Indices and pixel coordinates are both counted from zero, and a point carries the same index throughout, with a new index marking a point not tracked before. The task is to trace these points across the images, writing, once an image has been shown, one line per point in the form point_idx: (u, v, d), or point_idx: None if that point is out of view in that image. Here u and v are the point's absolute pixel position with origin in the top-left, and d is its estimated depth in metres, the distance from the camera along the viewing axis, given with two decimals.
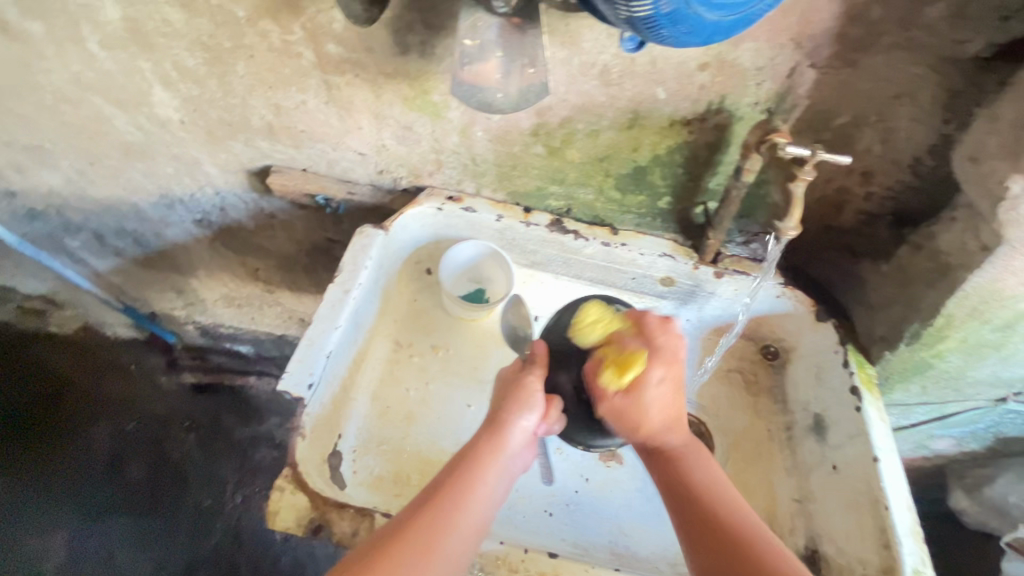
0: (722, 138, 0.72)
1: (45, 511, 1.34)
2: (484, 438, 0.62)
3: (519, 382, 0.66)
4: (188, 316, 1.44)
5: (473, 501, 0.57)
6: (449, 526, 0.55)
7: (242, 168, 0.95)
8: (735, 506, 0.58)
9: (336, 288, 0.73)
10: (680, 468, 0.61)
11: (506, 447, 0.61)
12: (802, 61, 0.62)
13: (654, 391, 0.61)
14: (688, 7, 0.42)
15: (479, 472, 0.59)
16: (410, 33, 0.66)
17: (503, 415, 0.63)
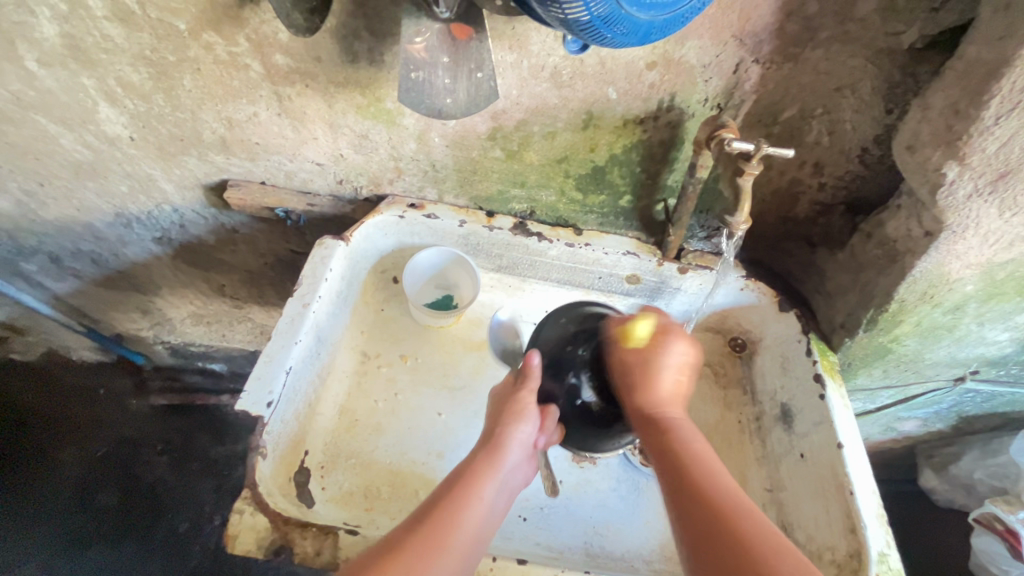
0: (675, 136, 0.73)
1: (11, 545, 1.28)
2: (481, 451, 0.63)
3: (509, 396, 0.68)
4: (155, 336, 1.41)
5: (478, 506, 0.57)
6: (456, 527, 0.55)
7: (199, 183, 0.93)
8: (725, 482, 0.55)
9: (296, 302, 0.71)
10: (677, 443, 0.57)
11: (504, 456, 0.63)
12: (747, 57, 0.63)
13: (671, 358, 0.61)
14: (620, 8, 0.42)
15: (481, 480, 0.60)
16: (357, 41, 0.66)
17: (498, 428, 0.65)
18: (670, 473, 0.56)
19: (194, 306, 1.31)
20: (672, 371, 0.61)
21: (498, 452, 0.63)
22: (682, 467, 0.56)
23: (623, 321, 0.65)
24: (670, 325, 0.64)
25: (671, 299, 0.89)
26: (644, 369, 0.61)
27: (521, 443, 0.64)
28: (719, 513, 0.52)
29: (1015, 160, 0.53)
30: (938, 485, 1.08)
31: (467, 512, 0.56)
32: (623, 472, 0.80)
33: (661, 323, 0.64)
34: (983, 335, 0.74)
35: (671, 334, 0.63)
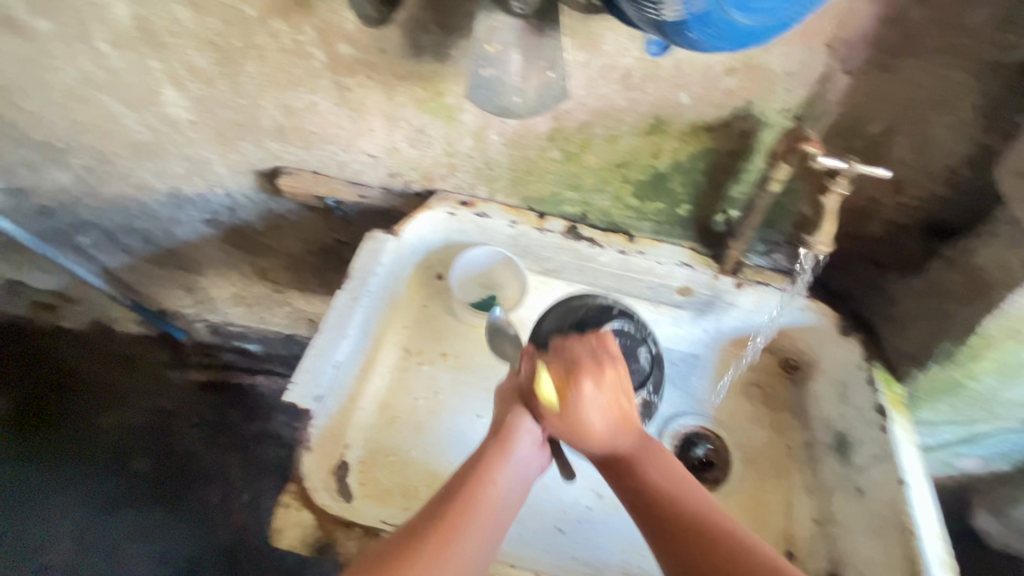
0: (746, 145, 0.69)
1: (54, 503, 1.34)
2: (487, 444, 0.60)
3: (513, 392, 0.65)
4: (197, 314, 1.44)
5: (485, 503, 0.54)
6: (461, 526, 0.52)
7: (252, 169, 0.94)
8: (695, 498, 0.55)
9: (345, 296, 0.71)
10: (641, 476, 0.57)
11: (512, 449, 0.60)
12: (835, 66, 0.59)
13: (593, 396, 0.59)
14: (722, 9, 0.39)
15: (486, 475, 0.57)
16: (424, 34, 0.64)
17: (505, 422, 0.62)
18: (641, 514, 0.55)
19: (237, 287, 1.33)
20: (598, 403, 0.59)
21: (506, 443, 0.60)
22: (649, 499, 0.56)
23: (535, 377, 0.63)
24: (585, 344, 0.62)
25: (722, 315, 0.85)
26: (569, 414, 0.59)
27: (529, 436, 0.62)
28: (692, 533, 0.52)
29: None
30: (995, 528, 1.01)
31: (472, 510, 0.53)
32: None
33: (564, 367, 0.60)
34: None
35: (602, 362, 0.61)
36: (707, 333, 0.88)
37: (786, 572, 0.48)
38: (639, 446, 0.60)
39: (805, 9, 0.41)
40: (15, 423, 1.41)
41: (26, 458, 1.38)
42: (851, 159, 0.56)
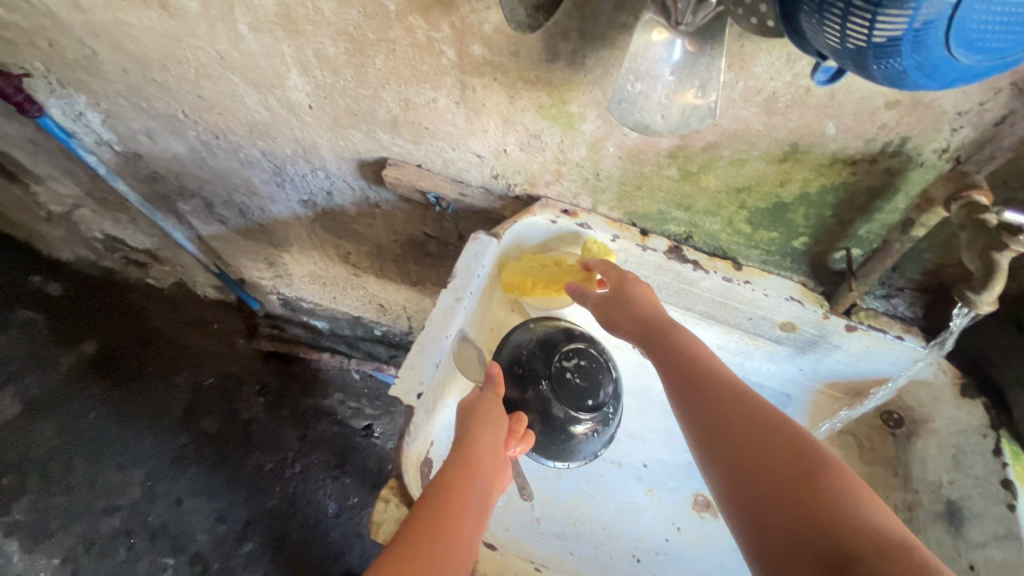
0: (889, 184, 0.64)
1: (124, 450, 1.37)
2: (450, 459, 0.58)
3: (473, 402, 0.65)
4: (274, 287, 1.49)
5: (459, 532, 0.50)
6: (438, 553, 0.47)
7: (358, 157, 0.96)
8: (726, 373, 0.61)
9: (449, 294, 0.71)
10: (674, 340, 0.66)
11: (477, 468, 0.57)
12: (1019, 109, 0.54)
13: (636, 290, 0.73)
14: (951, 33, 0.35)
15: (453, 499, 0.53)
16: (563, 41, 0.63)
17: (467, 438, 0.60)
18: (676, 371, 0.63)
19: (316, 266, 1.38)
20: (647, 297, 0.72)
21: (470, 463, 0.57)
22: (683, 357, 0.64)
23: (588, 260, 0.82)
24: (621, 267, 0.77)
25: (825, 356, 0.80)
26: (625, 293, 0.73)
27: (486, 448, 0.60)
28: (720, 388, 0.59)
29: None
30: None
31: (451, 536, 0.49)
32: None
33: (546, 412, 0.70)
34: None
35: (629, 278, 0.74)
36: (804, 372, 0.84)
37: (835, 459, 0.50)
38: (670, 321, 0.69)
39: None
40: (87, 369, 1.43)
41: (99, 403, 1.40)
42: None
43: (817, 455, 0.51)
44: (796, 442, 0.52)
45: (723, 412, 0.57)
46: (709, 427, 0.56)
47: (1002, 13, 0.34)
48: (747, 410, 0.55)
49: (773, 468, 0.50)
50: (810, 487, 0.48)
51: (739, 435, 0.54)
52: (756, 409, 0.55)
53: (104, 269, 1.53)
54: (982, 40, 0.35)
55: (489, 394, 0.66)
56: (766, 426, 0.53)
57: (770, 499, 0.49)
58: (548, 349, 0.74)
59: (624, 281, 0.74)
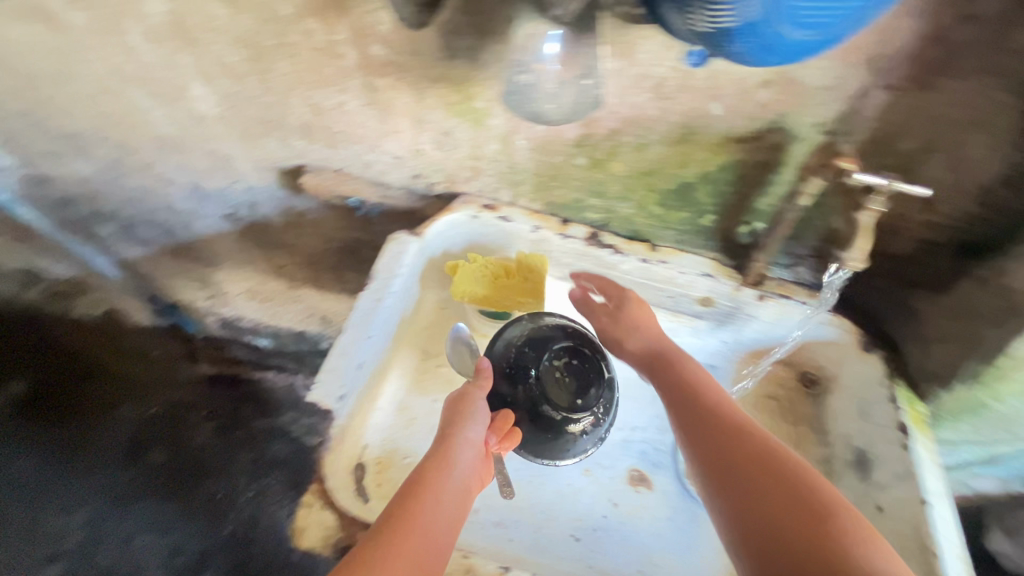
0: (775, 159, 0.69)
1: (69, 490, 1.31)
2: (428, 455, 0.60)
3: (459, 396, 0.65)
4: (211, 307, 1.43)
5: (424, 529, 0.53)
6: (401, 553, 0.50)
7: (276, 166, 0.94)
8: (727, 406, 0.67)
9: (369, 295, 0.71)
10: (676, 373, 0.72)
11: (453, 460, 0.59)
12: (873, 82, 0.59)
13: (639, 319, 0.79)
14: (772, 21, 0.39)
15: (422, 496, 0.55)
16: (459, 37, 0.64)
17: (444, 433, 0.61)
18: (680, 399, 0.69)
19: (252, 281, 1.33)
20: (651, 327, 0.78)
21: (445, 458, 0.59)
22: (688, 388, 0.70)
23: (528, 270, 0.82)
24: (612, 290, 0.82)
25: (743, 326, 0.84)
26: (628, 320, 0.80)
27: (468, 447, 0.60)
28: (722, 421, 0.64)
29: None
30: (1008, 550, 1.01)
31: (412, 533, 0.52)
32: (680, 501, 0.77)
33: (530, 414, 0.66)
34: None
35: (630, 302, 0.80)
36: (726, 344, 0.88)
37: (837, 497, 0.54)
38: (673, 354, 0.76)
39: (857, 21, 0.41)
40: (24, 411, 1.37)
41: (40, 444, 1.35)
42: (891, 176, 0.56)
43: (808, 482, 0.56)
44: (784, 471, 0.57)
45: (725, 442, 0.62)
46: (716, 457, 0.61)
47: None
48: (749, 442, 0.61)
49: (777, 501, 0.55)
50: (812, 514, 0.52)
51: (741, 466, 0.59)
52: (759, 451, 0.60)
53: (19, 304, 1.38)
54: (801, 15, 0.39)
55: (474, 386, 0.66)
56: (764, 457, 0.59)
57: (766, 516, 0.54)
58: (540, 344, 0.70)
59: (625, 305, 0.80)
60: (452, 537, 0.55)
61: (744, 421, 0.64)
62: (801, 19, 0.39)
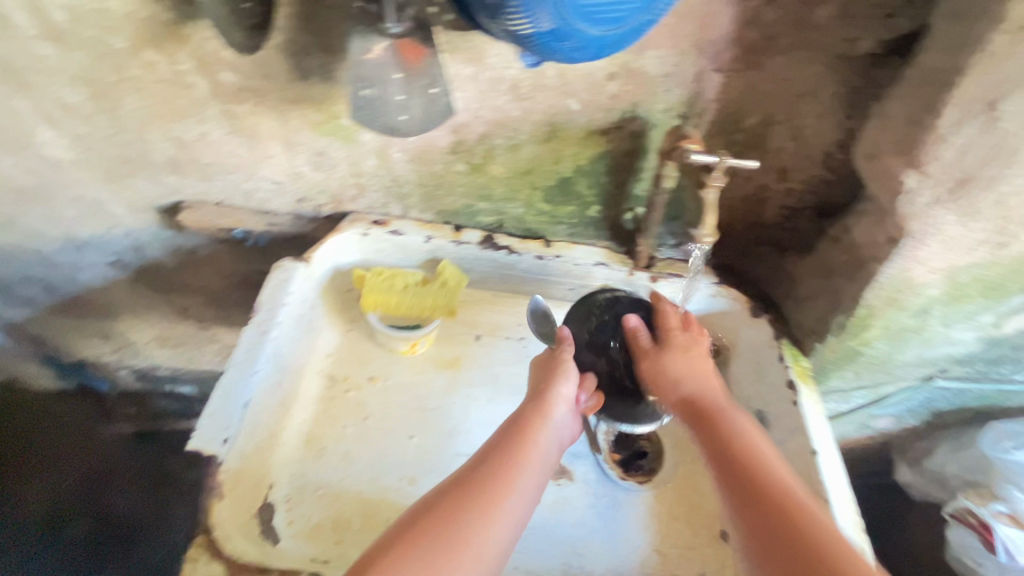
0: (639, 146, 0.72)
1: None
2: (529, 403, 0.64)
3: (552, 356, 0.69)
4: (121, 360, 1.31)
5: (527, 465, 0.58)
6: (506, 483, 0.55)
7: (152, 205, 0.89)
8: (781, 476, 0.55)
9: (252, 330, 0.69)
10: (724, 435, 0.60)
11: (550, 412, 0.63)
12: (707, 66, 0.63)
13: (677, 357, 0.67)
14: (570, 24, 0.41)
15: (528, 436, 0.60)
16: (307, 57, 0.63)
17: (544, 386, 0.65)
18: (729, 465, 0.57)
19: (158, 327, 1.22)
20: (696, 377, 0.66)
21: (543, 408, 0.63)
22: (737, 458, 0.57)
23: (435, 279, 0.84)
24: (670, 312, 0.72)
25: None
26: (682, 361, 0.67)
27: (566, 396, 0.65)
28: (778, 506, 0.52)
29: (974, 168, 0.50)
30: (914, 480, 1.09)
31: (514, 466, 0.57)
32: (600, 487, 0.79)
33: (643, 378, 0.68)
34: (949, 335, 0.72)
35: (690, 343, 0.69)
36: None
37: None
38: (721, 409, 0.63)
39: (654, 14, 0.43)
40: None
41: None
42: (721, 153, 0.59)
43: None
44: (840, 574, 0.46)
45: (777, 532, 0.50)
46: (755, 529, 0.51)
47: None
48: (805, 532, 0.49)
49: None
50: None
51: (793, 554, 0.48)
52: (793, 513, 0.51)
53: None
54: (596, 13, 0.41)
55: (562, 350, 0.69)
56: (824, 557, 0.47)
57: None
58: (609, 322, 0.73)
59: (670, 339, 0.69)
60: (546, 475, 0.60)
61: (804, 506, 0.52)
62: (597, 17, 0.41)
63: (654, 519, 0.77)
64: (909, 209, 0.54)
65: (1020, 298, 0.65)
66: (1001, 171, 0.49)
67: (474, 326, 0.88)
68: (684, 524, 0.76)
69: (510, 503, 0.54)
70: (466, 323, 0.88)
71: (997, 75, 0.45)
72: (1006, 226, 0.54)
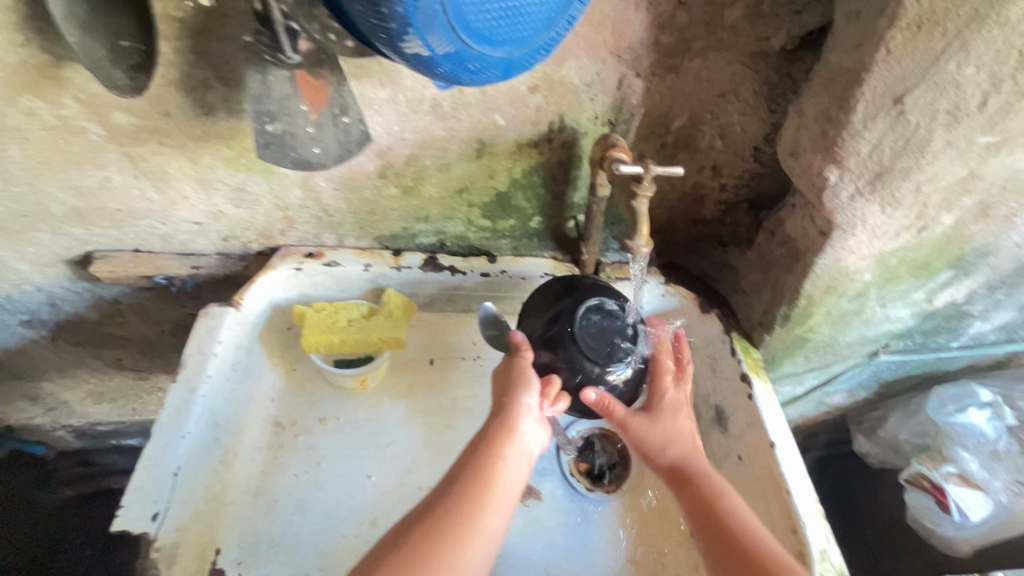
0: (573, 155, 0.70)
1: None
2: (496, 419, 0.60)
3: (515, 363, 0.64)
4: (55, 422, 1.20)
5: (497, 487, 0.54)
6: (476, 510, 0.52)
7: (60, 259, 0.81)
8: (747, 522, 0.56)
9: (181, 388, 0.65)
10: (704, 490, 0.59)
11: (517, 426, 0.59)
12: (628, 72, 0.63)
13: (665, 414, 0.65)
14: (468, 47, 0.39)
15: (497, 454, 0.56)
16: (208, 91, 0.59)
17: (509, 398, 0.61)
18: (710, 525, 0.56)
19: (92, 384, 1.12)
20: (684, 433, 0.64)
21: (509, 421, 0.59)
22: (717, 513, 0.57)
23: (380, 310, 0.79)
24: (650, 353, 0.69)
25: None
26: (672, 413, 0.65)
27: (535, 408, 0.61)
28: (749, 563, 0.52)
29: (888, 160, 0.50)
30: (871, 449, 1.12)
31: (483, 490, 0.54)
32: (569, 503, 0.77)
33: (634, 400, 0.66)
34: (887, 314, 0.75)
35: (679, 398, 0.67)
36: None
37: None
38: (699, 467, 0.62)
39: (555, 34, 0.44)
40: None
41: None
42: (646, 161, 0.58)
43: None
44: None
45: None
46: None
47: (492, 9, 0.39)
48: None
49: None
50: None
51: None
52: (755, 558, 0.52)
53: None
54: (497, 36, 0.40)
55: (520, 356, 0.64)
56: None
57: None
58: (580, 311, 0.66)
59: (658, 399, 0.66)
60: (517, 492, 0.56)
61: (773, 557, 0.52)
62: (496, 39, 0.41)
63: (625, 527, 0.76)
64: (835, 202, 0.55)
65: (946, 274, 0.67)
66: (914, 162, 0.50)
67: (425, 351, 0.84)
68: (656, 529, 0.75)
69: (479, 532, 0.51)
70: (417, 349, 0.84)
71: (900, 71, 0.46)
72: (925, 211, 0.55)
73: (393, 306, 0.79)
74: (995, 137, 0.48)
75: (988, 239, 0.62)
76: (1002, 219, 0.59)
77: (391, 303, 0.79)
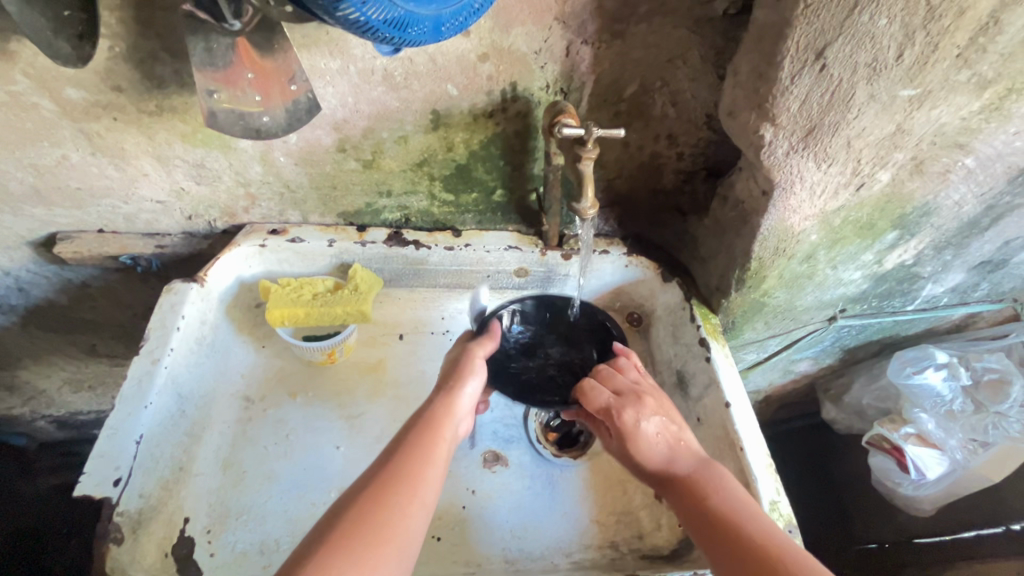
0: (528, 126, 0.72)
1: None
2: (435, 399, 0.61)
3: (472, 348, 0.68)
4: (33, 412, 1.19)
5: (437, 458, 0.55)
6: (418, 478, 0.52)
7: (24, 241, 0.81)
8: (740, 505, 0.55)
9: (143, 361, 0.65)
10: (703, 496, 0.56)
11: (458, 404, 0.61)
12: (575, 39, 0.64)
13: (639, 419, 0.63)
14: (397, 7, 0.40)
15: (437, 430, 0.58)
16: (157, 64, 0.60)
17: (449, 385, 0.63)
18: (705, 536, 0.53)
19: (67, 371, 1.12)
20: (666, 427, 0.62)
21: (451, 398, 0.61)
22: (718, 524, 0.53)
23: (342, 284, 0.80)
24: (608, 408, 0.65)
25: (563, 287, 0.86)
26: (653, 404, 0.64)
27: (473, 391, 0.64)
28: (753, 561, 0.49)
29: (818, 116, 0.52)
30: (838, 416, 1.15)
31: (430, 452, 0.55)
32: (535, 468, 0.79)
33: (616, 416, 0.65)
34: (839, 277, 0.77)
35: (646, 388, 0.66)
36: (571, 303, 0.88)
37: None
38: (707, 462, 0.60)
39: None
40: None
41: None
42: (589, 125, 0.60)
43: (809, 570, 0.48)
44: None
45: None
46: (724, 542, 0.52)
47: None
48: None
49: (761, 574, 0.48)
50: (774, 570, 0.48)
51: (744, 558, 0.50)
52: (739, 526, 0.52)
53: None
54: None
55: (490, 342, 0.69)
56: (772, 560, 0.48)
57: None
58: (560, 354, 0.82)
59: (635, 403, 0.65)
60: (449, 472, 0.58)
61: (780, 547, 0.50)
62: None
63: (590, 490, 0.77)
64: (772, 159, 0.57)
65: (892, 235, 0.69)
66: (842, 116, 0.52)
67: (396, 327, 0.85)
68: (620, 490, 0.78)
69: (423, 498, 0.52)
70: (386, 324, 0.85)
71: (819, 25, 0.48)
72: (860, 167, 0.57)
73: (356, 282, 0.79)
74: (917, 90, 0.50)
75: (927, 198, 0.63)
76: (938, 176, 0.60)
77: (354, 279, 0.79)
